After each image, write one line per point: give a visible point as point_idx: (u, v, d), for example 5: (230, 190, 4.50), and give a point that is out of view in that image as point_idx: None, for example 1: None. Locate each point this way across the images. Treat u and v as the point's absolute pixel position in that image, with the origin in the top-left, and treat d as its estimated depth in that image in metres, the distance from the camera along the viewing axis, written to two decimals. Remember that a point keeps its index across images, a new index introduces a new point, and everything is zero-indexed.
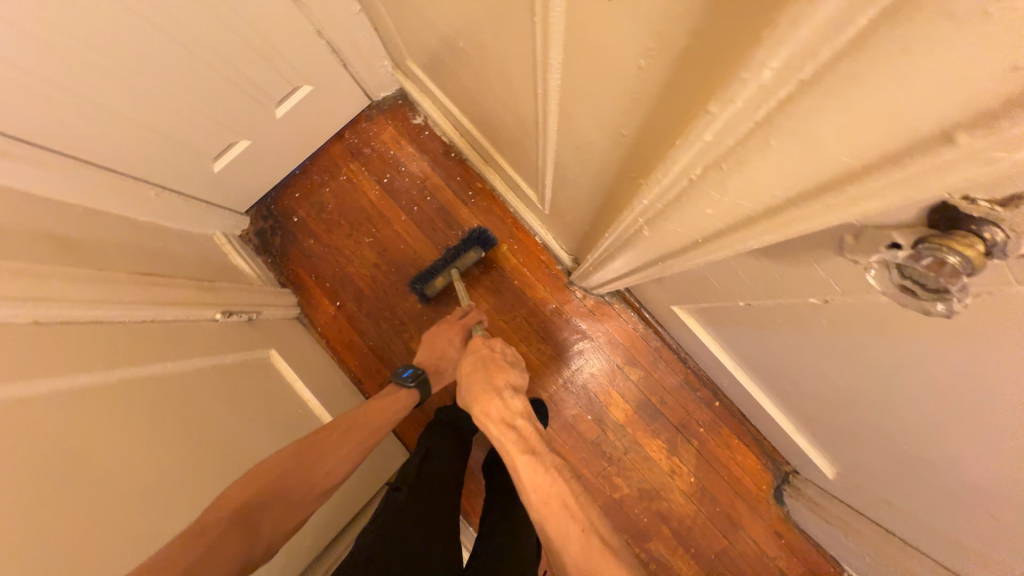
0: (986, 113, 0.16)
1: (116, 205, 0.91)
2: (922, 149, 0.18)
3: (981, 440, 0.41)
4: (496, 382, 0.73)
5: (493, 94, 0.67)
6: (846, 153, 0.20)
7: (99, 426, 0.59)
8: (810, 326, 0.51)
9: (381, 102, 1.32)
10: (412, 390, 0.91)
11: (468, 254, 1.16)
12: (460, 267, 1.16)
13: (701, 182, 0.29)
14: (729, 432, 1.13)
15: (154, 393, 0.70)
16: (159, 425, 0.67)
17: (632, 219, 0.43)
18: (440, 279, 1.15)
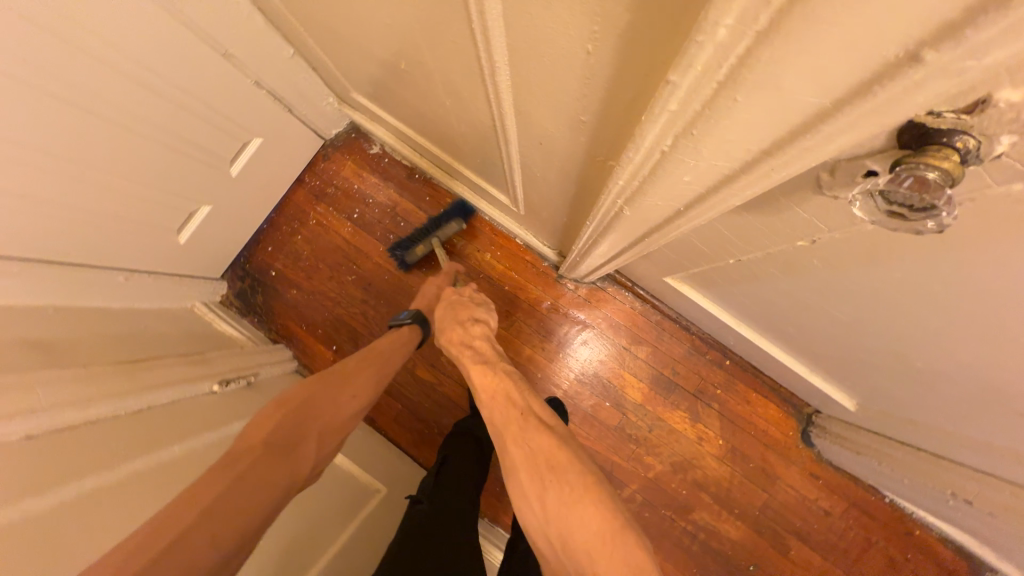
0: (949, 25, 0.16)
1: (82, 299, 0.89)
2: (891, 73, 0.18)
3: (989, 341, 0.42)
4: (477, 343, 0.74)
5: (444, 108, 0.67)
6: (814, 94, 0.20)
7: (114, 523, 0.57)
8: (802, 269, 0.52)
9: (335, 139, 1.31)
10: (413, 328, 0.88)
11: (449, 224, 1.18)
12: (442, 236, 1.18)
13: (674, 152, 0.28)
14: (745, 388, 1.14)
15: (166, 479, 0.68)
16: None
17: (611, 202, 0.42)
18: (421, 247, 1.18)
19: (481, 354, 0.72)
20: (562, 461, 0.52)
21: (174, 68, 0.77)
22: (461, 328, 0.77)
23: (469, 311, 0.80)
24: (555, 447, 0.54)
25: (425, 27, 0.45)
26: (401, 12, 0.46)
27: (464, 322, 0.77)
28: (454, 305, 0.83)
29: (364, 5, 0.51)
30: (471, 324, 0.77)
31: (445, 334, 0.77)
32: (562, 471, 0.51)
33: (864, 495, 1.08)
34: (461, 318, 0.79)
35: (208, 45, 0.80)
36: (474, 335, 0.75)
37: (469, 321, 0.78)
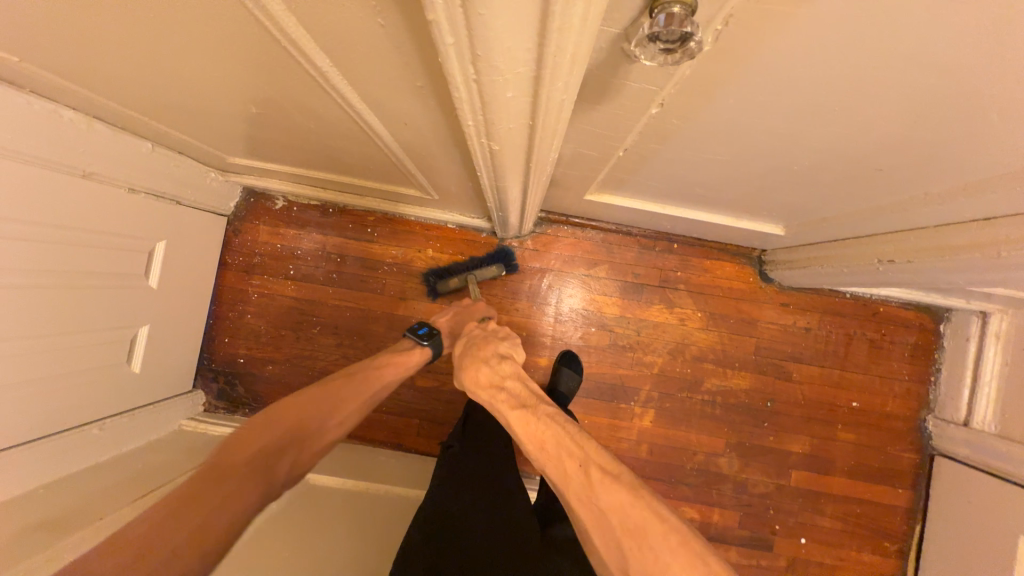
0: None
1: (70, 464, 0.88)
2: None
3: (821, 120, 0.50)
4: (503, 380, 0.74)
5: (316, 132, 0.69)
6: None
7: None
8: (672, 132, 0.59)
9: (236, 210, 1.29)
10: (424, 350, 0.95)
11: (490, 268, 1.20)
12: (479, 277, 1.19)
13: (482, 77, 0.31)
14: (700, 259, 1.23)
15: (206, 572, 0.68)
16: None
17: (479, 144, 0.46)
18: (455, 281, 1.20)
19: (516, 398, 0.70)
20: (631, 512, 0.53)
21: (42, 209, 0.75)
22: (486, 368, 0.76)
23: (491, 348, 0.80)
24: (625, 498, 0.54)
25: (251, 65, 0.47)
26: (225, 62, 0.48)
27: (491, 362, 0.76)
28: (477, 347, 0.81)
29: (186, 70, 0.52)
30: (496, 363, 0.77)
31: (474, 380, 0.76)
32: (640, 531, 0.52)
33: (829, 300, 1.21)
34: (486, 358, 0.78)
35: (63, 174, 0.78)
36: (502, 375, 0.74)
37: (494, 360, 0.77)
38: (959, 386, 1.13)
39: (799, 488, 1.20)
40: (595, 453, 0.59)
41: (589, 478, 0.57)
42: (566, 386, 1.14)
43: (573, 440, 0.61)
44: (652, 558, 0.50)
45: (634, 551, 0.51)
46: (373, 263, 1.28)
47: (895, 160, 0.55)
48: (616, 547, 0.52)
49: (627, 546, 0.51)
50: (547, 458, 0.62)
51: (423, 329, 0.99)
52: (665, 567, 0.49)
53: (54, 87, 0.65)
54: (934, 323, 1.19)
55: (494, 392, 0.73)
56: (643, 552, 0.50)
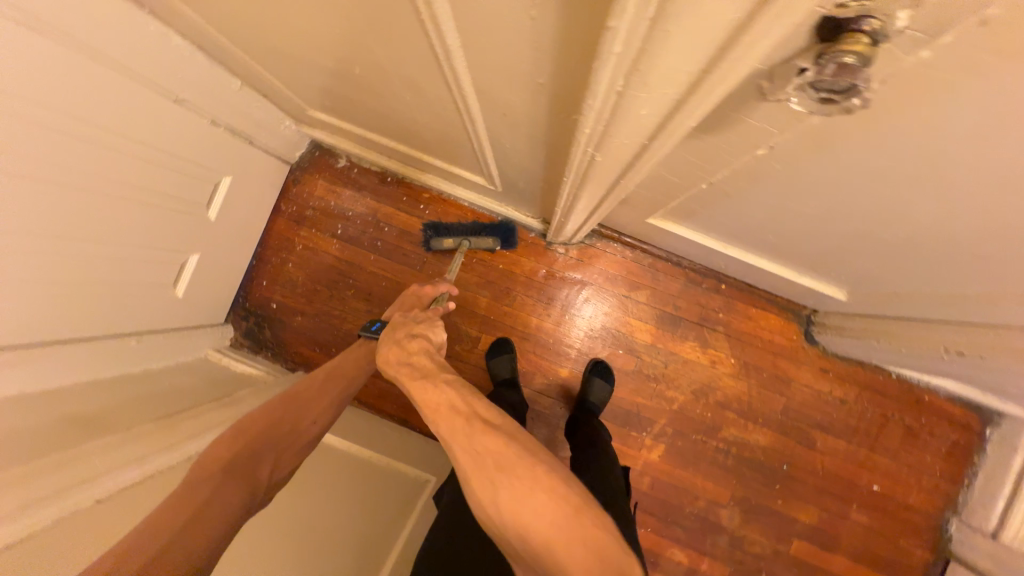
0: None
1: (106, 368, 0.92)
2: None
3: (940, 198, 0.47)
4: (410, 354, 0.69)
5: (407, 105, 0.69)
6: (729, 12, 0.22)
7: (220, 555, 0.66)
8: (768, 178, 0.57)
9: (300, 161, 1.32)
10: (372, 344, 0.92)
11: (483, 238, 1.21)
12: (475, 244, 1.22)
13: (628, 90, 0.31)
14: (745, 306, 1.19)
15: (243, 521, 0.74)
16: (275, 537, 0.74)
17: (582, 151, 0.45)
18: (449, 242, 1.23)
19: (417, 368, 0.65)
20: (506, 454, 0.52)
21: (138, 127, 0.79)
22: (398, 347, 0.71)
23: (406, 330, 0.75)
24: (502, 442, 0.53)
25: (377, 32, 0.48)
26: (352, 24, 0.48)
27: (400, 340, 0.72)
28: (394, 331, 0.76)
29: (307, 23, 0.53)
30: (407, 340, 0.72)
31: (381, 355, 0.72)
32: (510, 471, 0.51)
33: (873, 377, 1.16)
34: (399, 338, 0.74)
35: (160, 97, 0.81)
36: (410, 351, 0.70)
37: (406, 338, 0.73)
38: (994, 494, 1.06)
39: (797, 558, 1.15)
40: (482, 408, 0.57)
41: (473, 430, 0.54)
42: (595, 396, 1.14)
43: (462, 399, 0.58)
44: (516, 493, 0.49)
45: (503, 485, 0.50)
46: (417, 239, 1.29)
47: (1001, 252, 0.52)
48: (491, 486, 0.51)
49: (498, 481, 0.50)
50: (438, 418, 0.57)
51: (378, 325, 0.95)
52: (528, 493, 0.49)
53: (174, 13, 0.68)
54: (980, 424, 1.13)
55: (398, 364, 0.68)
56: (512, 482, 0.50)
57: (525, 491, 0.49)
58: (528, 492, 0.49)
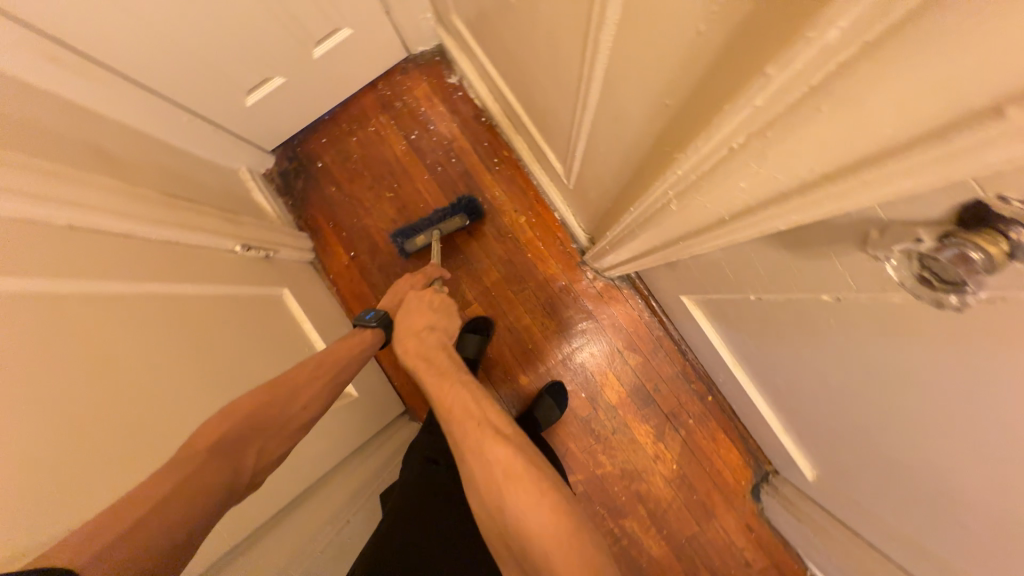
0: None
1: (151, 124, 0.94)
2: (961, 126, 0.19)
3: (963, 444, 0.43)
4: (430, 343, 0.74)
5: (535, 60, 0.67)
6: (892, 124, 0.21)
7: (147, 380, 0.62)
8: (815, 325, 0.53)
9: (418, 56, 1.31)
10: (376, 330, 0.86)
11: (453, 219, 1.20)
12: (444, 229, 1.20)
13: (742, 151, 0.30)
14: (717, 427, 1.15)
15: (177, 353, 0.69)
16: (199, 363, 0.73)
17: (662, 191, 0.43)
18: (420, 240, 1.20)
19: (436, 365, 0.70)
20: (519, 468, 0.53)
21: None
22: (415, 339, 0.75)
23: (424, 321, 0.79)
24: (510, 452, 0.54)
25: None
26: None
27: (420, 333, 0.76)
28: (406, 317, 0.80)
29: None
30: (425, 334, 0.77)
31: (401, 343, 0.76)
32: (519, 484, 0.51)
33: (789, 563, 1.11)
34: (416, 329, 0.78)
35: None
36: (428, 347, 0.74)
37: (425, 331, 0.78)
38: None
39: None
40: (496, 417, 0.59)
41: (484, 437, 0.56)
42: (542, 414, 1.13)
43: (479, 405, 0.60)
44: (521, 501, 0.50)
45: (512, 497, 0.51)
46: (473, 186, 1.27)
47: (986, 530, 0.48)
48: (496, 494, 0.52)
49: (508, 492, 0.51)
50: (453, 417, 0.60)
51: (371, 314, 0.88)
52: (541, 523, 0.48)
53: None
54: None
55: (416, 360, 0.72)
56: (522, 492, 0.51)
57: (534, 505, 0.49)
58: (542, 519, 0.48)
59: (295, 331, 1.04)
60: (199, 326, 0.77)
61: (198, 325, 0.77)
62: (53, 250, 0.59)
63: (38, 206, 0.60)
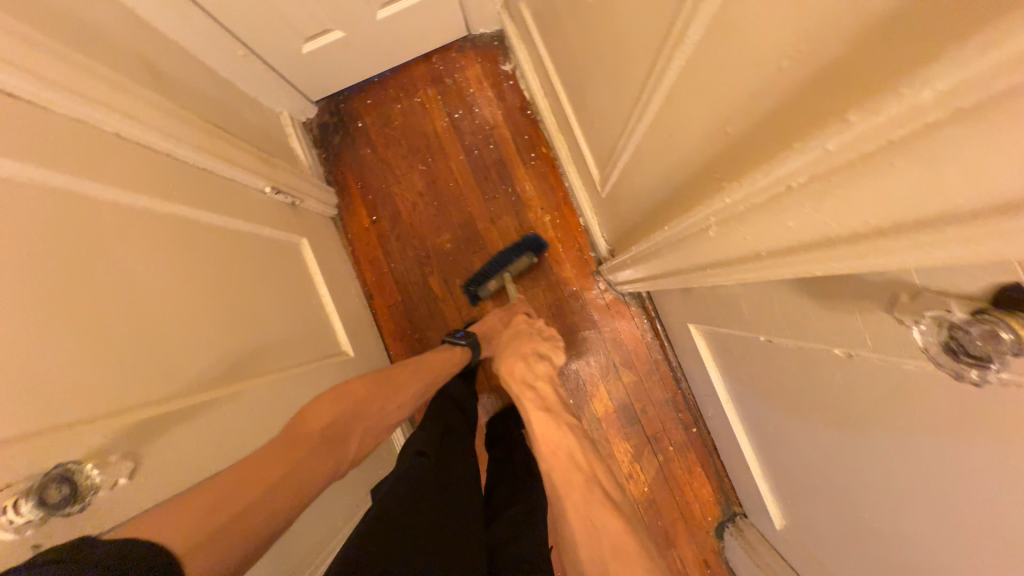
0: None
1: (207, 52, 0.95)
2: None
3: (941, 520, 0.44)
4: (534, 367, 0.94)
5: (596, 64, 0.67)
6: (966, 190, 0.21)
7: (160, 297, 0.63)
8: (818, 377, 0.54)
9: (477, 37, 1.31)
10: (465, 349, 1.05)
11: (520, 259, 1.18)
12: (513, 270, 1.18)
13: (801, 192, 0.30)
14: (695, 459, 1.16)
15: (192, 278, 0.71)
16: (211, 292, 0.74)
17: (702, 216, 0.44)
18: (493, 285, 1.19)
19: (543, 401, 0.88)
20: (611, 524, 0.64)
21: None
22: (525, 365, 0.95)
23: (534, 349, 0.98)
24: (608, 511, 0.65)
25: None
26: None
27: (529, 361, 0.95)
28: (520, 344, 1.00)
29: None
30: (534, 362, 0.95)
31: (509, 367, 0.95)
32: (616, 543, 0.62)
33: None
34: (525, 355, 0.97)
35: None
36: (536, 375, 0.93)
37: (532, 361, 0.95)
38: None
39: None
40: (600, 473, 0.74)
41: (590, 493, 0.70)
42: None
43: (585, 460, 0.76)
44: (617, 555, 0.60)
45: (605, 560, 0.61)
46: (505, 176, 1.28)
47: None
48: (595, 549, 0.62)
49: (605, 550, 0.62)
50: (557, 463, 0.76)
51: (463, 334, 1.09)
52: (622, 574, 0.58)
53: None
54: None
55: (525, 387, 0.91)
56: (615, 554, 0.61)
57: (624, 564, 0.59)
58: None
59: (306, 282, 1.05)
60: (218, 258, 0.78)
61: (218, 256, 0.78)
62: (93, 153, 0.60)
63: (86, 107, 0.61)
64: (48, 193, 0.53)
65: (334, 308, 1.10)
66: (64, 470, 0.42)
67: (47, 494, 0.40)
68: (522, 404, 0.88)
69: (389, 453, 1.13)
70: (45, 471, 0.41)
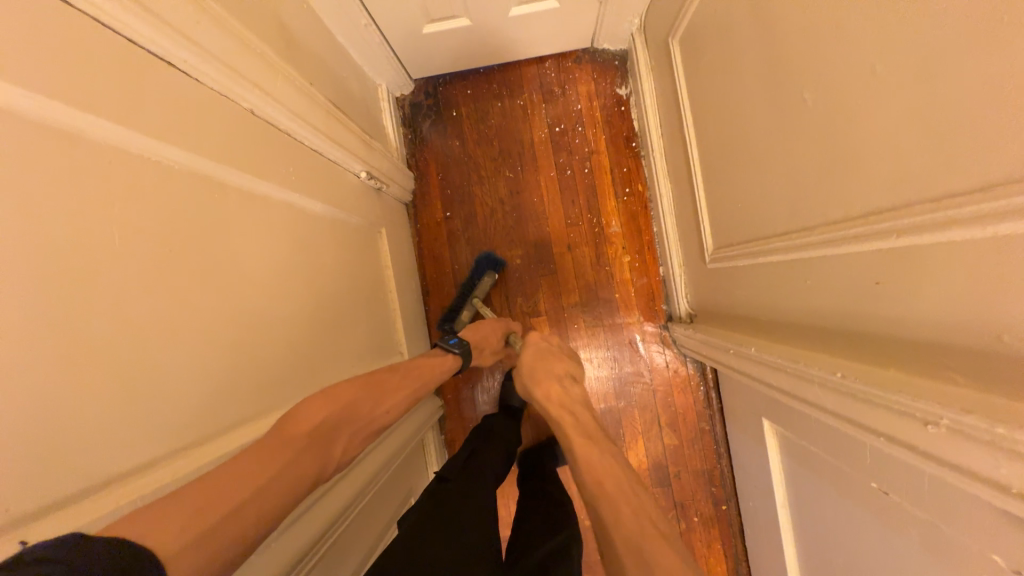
0: None
1: (332, 16, 0.88)
2: None
3: None
4: (558, 372, 0.84)
5: (774, 155, 0.62)
6: None
7: (262, 297, 0.60)
8: (947, 563, 0.51)
9: (598, 51, 1.23)
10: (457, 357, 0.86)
11: (484, 279, 1.16)
12: (480, 292, 1.16)
13: None
14: (716, 535, 1.14)
15: (289, 273, 0.67)
16: (303, 290, 0.70)
17: (926, 409, 0.40)
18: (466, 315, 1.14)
19: (581, 426, 0.72)
20: None
21: None
22: (560, 386, 0.81)
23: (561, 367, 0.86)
24: None
25: (901, 119, 0.41)
26: (893, 90, 0.41)
27: (563, 380, 0.82)
28: (531, 358, 0.87)
29: (844, 24, 0.45)
30: (569, 386, 0.81)
31: (539, 385, 0.81)
32: None
33: None
34: (558, 376, 0.83)
35: None
36: (574, 401, 0.78)
37: (569, 385, 0.82)
38: None
39: None
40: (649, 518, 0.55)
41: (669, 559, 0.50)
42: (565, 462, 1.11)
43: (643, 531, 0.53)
44: None
45: None
46: (593, 204, 1.22)
47: None
48: None
49: None
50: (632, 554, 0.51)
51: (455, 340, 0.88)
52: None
53: None
54: None
55: (562, 411, 0.76)
56: None
57: None
58: None
59: (378, 275, 1.01)
60: (312, 253, 0.74)
61: (313, 252, 0.74)
62: (230, 135, 0.56)
63: (231, 81, 0.56)
64: (186, 181, 0.49)
65: (397, 306, 1.06)
66: None
67: None
68: (560, 422, 0.74)
69: (422, 469, 1.12)
70: None
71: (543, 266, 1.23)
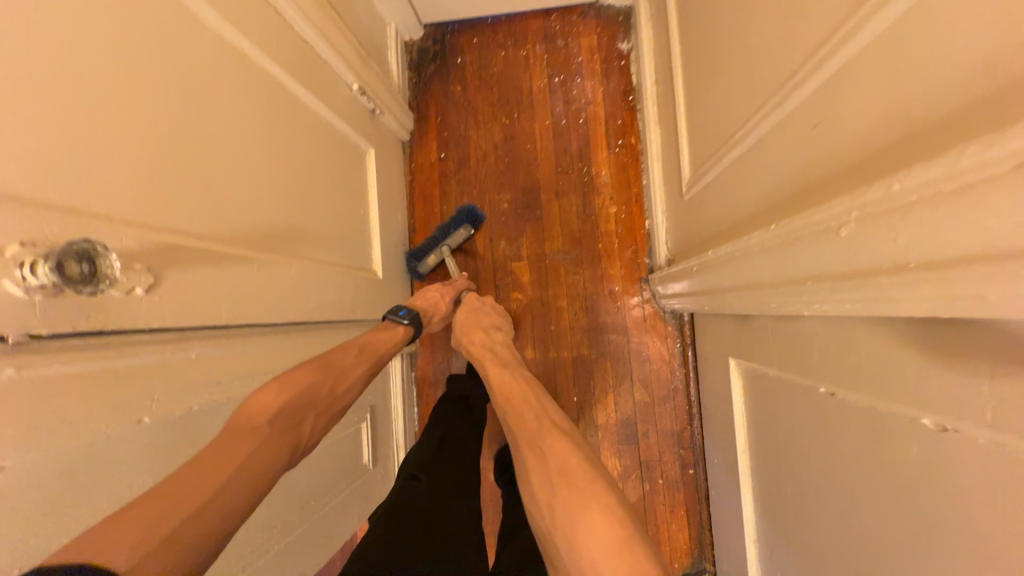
0: None
1: None
2: None
3: None
4: (484, 321, 0.92)
5: (743, 45, 0.61)
6: None
7: (228, 132, 0.62)
8: (880, 446, 0.47)
9: (604, 7, 1.25)
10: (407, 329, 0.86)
11: (460, 231, 1.18)
12: (451, 242, 1.18)
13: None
14: (681, 500, 1.10)
15: (262, 134, 0.69)
16: (275, 159, 0.72)
17: (842, 215, 0.39)
18: (433, 258, 1.19)
19: (499, 360, 0.81)
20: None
21: None
22: (483, 334, 0.88)
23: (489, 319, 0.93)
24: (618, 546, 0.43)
25: None
26: None
27: (487, 329, 0.90)
28: (464, 317, 0.94)
29: None
30: (492, 331, 0.90)
31: (467, 337, 0.88)
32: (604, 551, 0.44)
33: None
34: (483, 324, 0.91)
35: None
36: (494, 342, 0.87)
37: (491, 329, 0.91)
38: None
39: None
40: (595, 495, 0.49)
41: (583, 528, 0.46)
42: None
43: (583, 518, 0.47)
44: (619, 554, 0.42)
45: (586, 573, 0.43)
46: (585, 153, 1.22)
47: None
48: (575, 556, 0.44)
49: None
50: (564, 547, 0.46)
51: (404, 311, 0.88)
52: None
53: None
54: None
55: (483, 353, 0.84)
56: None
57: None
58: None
59: (361, 190, 1.03)
60: (290, 131, 0.77)
61: (291, 131, 0.77)
62: None
63: None
64: None
65: (376, 227, 1.08)
66: (86, 247, 0.39)
67: (66, 266, 0.38)
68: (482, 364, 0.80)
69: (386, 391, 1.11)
70: (70, 243, 0.38)
71: (530, 213, 1.23)
